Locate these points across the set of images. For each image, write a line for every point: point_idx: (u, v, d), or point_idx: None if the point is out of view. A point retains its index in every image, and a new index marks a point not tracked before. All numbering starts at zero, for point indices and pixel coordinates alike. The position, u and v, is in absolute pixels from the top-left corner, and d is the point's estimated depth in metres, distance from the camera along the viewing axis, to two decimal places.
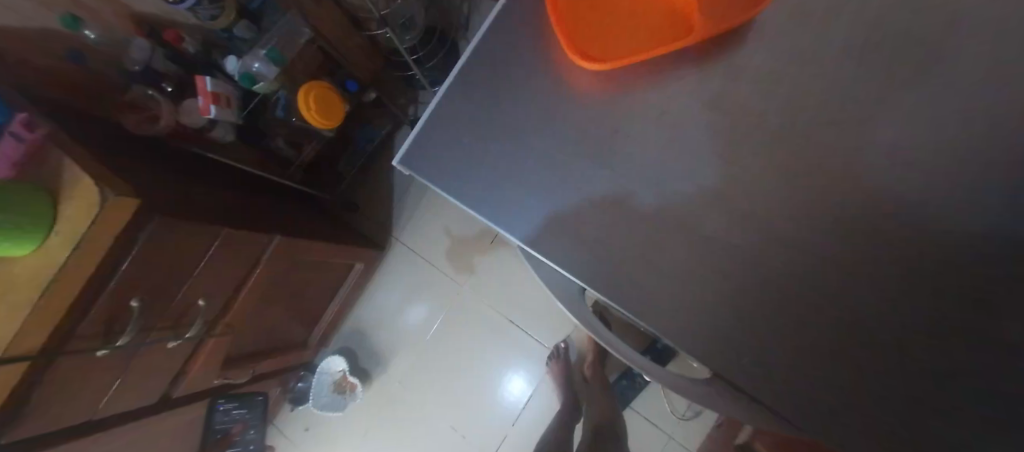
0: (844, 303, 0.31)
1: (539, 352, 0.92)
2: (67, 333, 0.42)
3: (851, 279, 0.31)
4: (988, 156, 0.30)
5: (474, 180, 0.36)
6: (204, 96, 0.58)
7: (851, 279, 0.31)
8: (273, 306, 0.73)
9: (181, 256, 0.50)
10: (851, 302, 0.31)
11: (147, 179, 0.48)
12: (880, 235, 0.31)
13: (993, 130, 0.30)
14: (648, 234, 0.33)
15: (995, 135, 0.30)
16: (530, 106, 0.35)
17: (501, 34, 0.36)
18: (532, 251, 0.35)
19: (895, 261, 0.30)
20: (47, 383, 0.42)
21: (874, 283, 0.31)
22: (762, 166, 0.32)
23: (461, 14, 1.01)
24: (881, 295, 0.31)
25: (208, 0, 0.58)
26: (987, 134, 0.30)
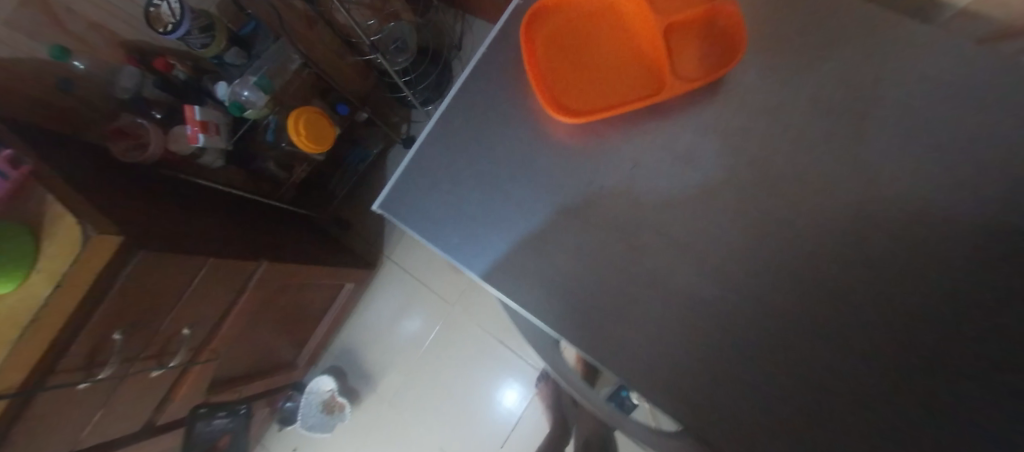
0: (837, 360, 0.28)
1: (529, 372, 0.92)
2: (49, 369, 0.42)
3: (847, 335, 0.28)
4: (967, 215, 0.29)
5: (449, 228, 0.36)
6: (192, 125, 0.58)
7: (845, 334, 0.28)
8: (259, 330, 0.73)
9: (163, 288, 0.50)
10: (849, 360, 0.28)
11: (131, 211, 0.49)
12: (871, 288, 0.29)
13: (970, 188, 0.29)
14: (617, 287, 0.33)
15: (975, 194, 0.29)
16: (506, 156, 0.36)
17: (476, 85, 0.37)
18: (507, 301, 0.35)
19: (904, 315, 0.27)
20: (28, 419, 0.42)
21: (897, 341, 0.26)
22: (730, 220, 0.32)
23: (455, 35, 1.02)
24: (885, 354, 0.27)
25: (199, 30, 0.59)
26: (963, 193, 0.30)
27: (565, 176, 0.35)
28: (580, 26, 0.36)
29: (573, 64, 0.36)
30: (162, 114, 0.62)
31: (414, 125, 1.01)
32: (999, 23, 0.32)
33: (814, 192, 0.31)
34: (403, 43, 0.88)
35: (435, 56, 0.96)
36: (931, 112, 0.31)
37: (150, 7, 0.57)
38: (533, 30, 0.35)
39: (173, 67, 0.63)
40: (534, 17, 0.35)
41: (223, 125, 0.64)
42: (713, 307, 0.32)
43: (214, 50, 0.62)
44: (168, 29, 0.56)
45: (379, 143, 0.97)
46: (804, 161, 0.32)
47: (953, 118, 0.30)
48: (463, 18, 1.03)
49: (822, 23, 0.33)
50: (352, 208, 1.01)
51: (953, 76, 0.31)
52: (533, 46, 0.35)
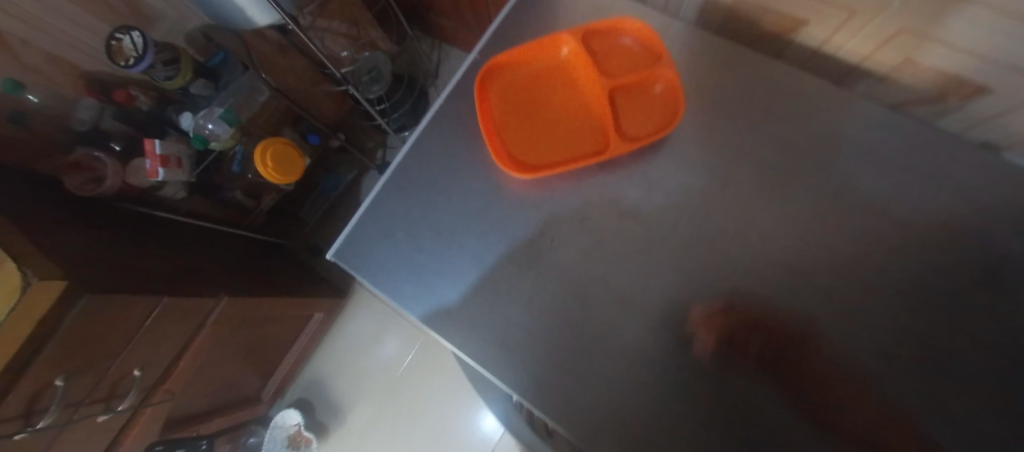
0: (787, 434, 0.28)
1: None
2: None
3: (793, 405, 0.29)
4: (898, 272, 0.30)
5: (401, 280, 0.36)
6: (152, 159, 0.57)
7: (792, 404, 0.29)
8: (219, 367, 0.70)
9: (113, 330, 0.48)
10: (798, 434, 0.28)
11: (81, 251, 0.47)
12: (815, 358, 0.29)
13: (898, 247, 0.31)
14: (567, 341, 0.33)
15: (902, 252, 0.31)
16: (460, 207, 0.36)
17: (432, 136, 0.37)
18: (461, 355, 0.35)
19: (831, 384, 0.29)
20: None
21: (821, 413, 0.28)
22: (674, 274, 0.33)
23: (431, 63, 1.06)
24: (833, 428, 0.27)
25: (163, 62, 0.59)
26: (893, 251, 0.31)
27: (517, 228, 0.36)
28: (530, 84, 0.38)
29: (523, 121, 0.37)
30: (121, 147, 0.61)
31: (389, 151, 1.04)
32: (913, 91, 0.35)
33: (753, 248, 0.33)
34: (378, 72, 0.90)
35: (412, 82, 1.00)
36: (857, 173, 0.33)
37: (112, 40, 0.56)
38: (484, 89, 0.37)
39: (135, 98, 0.64)
40: (485, 76, 0.37)
41: (186, 158, 0.64)
42: (661, 361, 0.32)
43: (179, 82, 0.62)
44: (129, 63, 0.55)
45: (353, 169, 1.01)
46: (743, 218, 0.33)
47: (878, 178, 0.32)
48: (439, 46, 1.08)
49: (753, 87, 0.35)
50: (325, 231, 1.02)
51: (875, 138, 0.33)
52: (483, 104, 0.37)
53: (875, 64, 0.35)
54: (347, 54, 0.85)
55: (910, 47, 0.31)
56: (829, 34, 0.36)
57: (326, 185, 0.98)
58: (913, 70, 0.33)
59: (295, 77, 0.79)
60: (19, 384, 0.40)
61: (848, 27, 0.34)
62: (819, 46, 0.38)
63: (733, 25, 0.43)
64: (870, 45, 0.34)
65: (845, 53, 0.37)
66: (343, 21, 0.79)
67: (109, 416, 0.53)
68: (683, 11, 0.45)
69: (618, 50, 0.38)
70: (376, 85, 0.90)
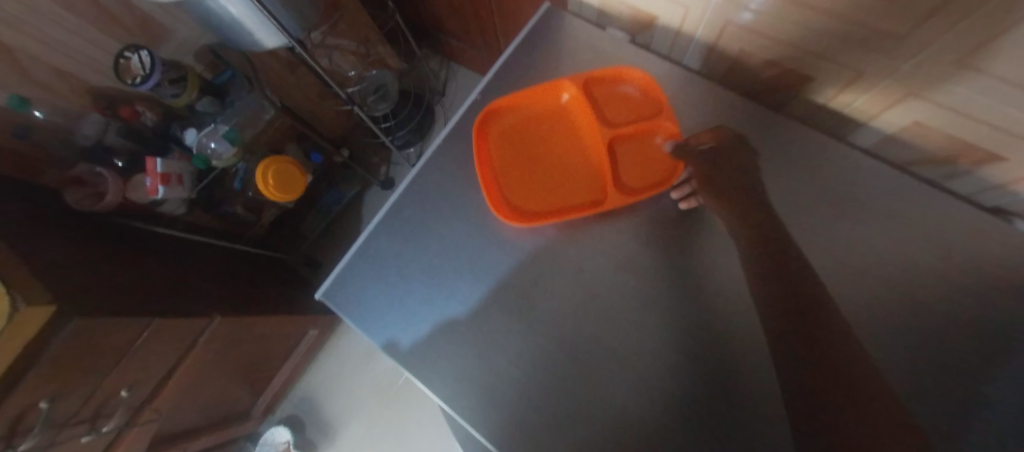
0: None
1: None
2: None
3: None
4: None
5: (389, 324, 0.36)
6: (153, 178, 0.57)
7: None
8: (210, 385, 0.69)
9: (102, 350, 0.47)
10: None
11: (74, 273, 0.46)
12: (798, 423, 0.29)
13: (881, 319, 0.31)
14: (556, 396, 0.32)
15: None
16: (453, 251, 0.36)
17: (427, 176, 0.37)
18: (447, 406, 0.34)
19: None
20: None
21: None
22: (666, 334, 0.33)
23: (438, 81, 1.07)
24: None
25: (171, 81, 0.60)
26: None
27: (510, 275, 0.35)
28: (529, 129, 0.39)
29: (521, 166, 0.38)
30: (124, 163, 0.61)
31: (393, 166, 1.04)
32: (920, 152, 0.35)
33: (747, 310, 0.32)
34: (385, 91, 0.92)
35: (419, 99, 1.01)
36: None
37: (121, 58, 0.57)
38: (483, 133, 0.38)
39: (141, 114, 0.64)
40: (484, 121, 0.38)
41: (187, 175, 0.64)
42: (651, 424, 0.31)
43: (185, 100, 0.62)
44: (137, 81, 0.56)
45: (354, 185, 1.01)
46: (737, 278, 0.33)
47: None
48: (447, 64, 1.08)
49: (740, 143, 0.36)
50: (325, 245, 1.03)
51: None
52: (482, 148, 0.38)
53: (882, 124, 0.35)
54: (354, 73, 0.87)
55: (920, 112, 0.31)
56: (838, 90, 0.35)
57: (328, 200, 0.98)
58: (920, 133, 0.33)
59: (301, 93, 0.81)
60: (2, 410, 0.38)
61: (853, 86, 0.33)
62: (824, 102, 0.38)
63: (737, 73, 0.42)
64: (876, 106, 0.33)
65: (851, 111, 0.36)
66: (352, 40, 0.80)
67: (94, 438, 0.51)
68: (688, 56, 0.45)
69: (617, 99, 0.39)
70: (382, 104, 0.92)
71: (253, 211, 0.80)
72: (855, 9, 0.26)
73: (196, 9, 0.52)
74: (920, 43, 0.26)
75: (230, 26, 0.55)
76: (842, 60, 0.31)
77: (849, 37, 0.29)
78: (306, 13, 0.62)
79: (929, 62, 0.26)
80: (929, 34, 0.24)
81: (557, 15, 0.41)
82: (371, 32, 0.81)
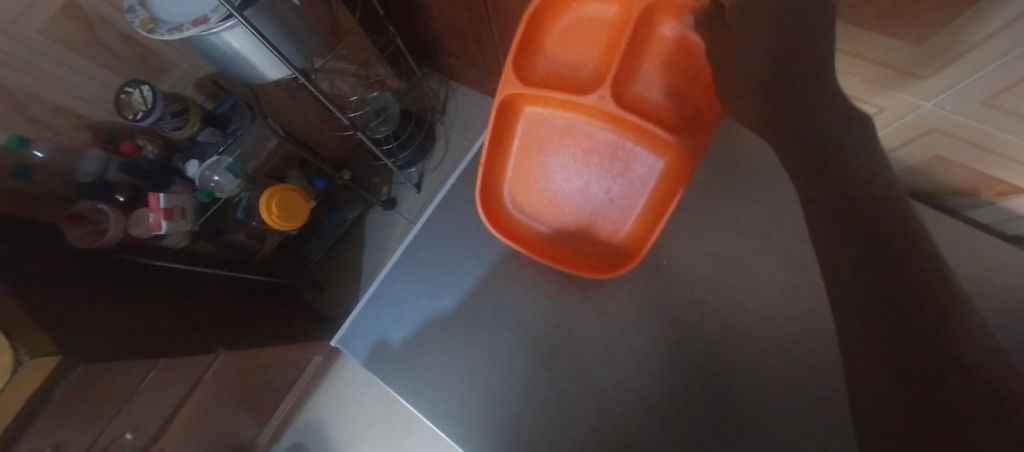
0: None
1: None
2: None
3: None
4: None
5: (401, 357, 0.43)
6: (156, 213, 0.57)
7: None
8: (217, 419, 0.67)
9: (105, 396, 0.45)
10: None
11: (78, 316, 0.45)
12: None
13: None
14: (553, 424, 0.37)
15: None
16: (457, 292, 0.43)
17: (430, 231, 0.45)
18: (452, 432, 0.39)
19: None
20: None
21: None
22: (650, 368, 0.37)
23: (439, 99, 1.07)
24: None
25: (172, 113, 0.59)
26: None
27: (511, 315, 0.41)
28: (539, 142, 0.43)
29: (560, 172, 0.43)
30: (125, 197, 0.61)
31: (395, 186, 1.03)
32: (940, 183, 0.35)
33: (739, 345, 0.35)
34: (387, 113, 0.92)
35: (420, 120, 1.02)
36: None
37: (121, 94, 0.57)
38: (499, 201, 0.44)
39: (142, 148, 0.63)
40: (484, 193, 0.44)
41: (190, 207, 0.63)
42: None
43: (186, 133, 0.62)
44: (137, 117, 0.55)
45: (357, 207, 1.01)
46: (727, 314, 0.36)
47: None
48: (447, 83, 1.07)
49: (724, 190, 0.39)
50: (328, 268, 1.02)
51: None
52: (516, 210, 0.45)
53: (899, 155, 0.35)
54: (355, 97, 0.86)
55: (936, 144, 0.31)
56: None
57: (330, 224, 0.98)
58: (942, 165, 0.32)
59: (303, 118, 0.80)
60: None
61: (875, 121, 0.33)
62: None
63: None
64: (898, 139, 0.33)
65: None
66: (353, 63, 0.80)
67: None
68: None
69: (580, 50, 0.40)
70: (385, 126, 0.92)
71: (257, 239, 0.80)
72: (880, 48, 0.26)
73: (199, 45, 0.52)
74: (943, 85, 0.25)
75: (233, 59, 0.54)
76: (860, 94, 0.31)
77: (869, 75, 0.29)
78: (309, 43, 0.61)
79: (954, 102, 0.26)
80: (953, 76, 0.24)
81: None
82: (373, 55, 0.81)
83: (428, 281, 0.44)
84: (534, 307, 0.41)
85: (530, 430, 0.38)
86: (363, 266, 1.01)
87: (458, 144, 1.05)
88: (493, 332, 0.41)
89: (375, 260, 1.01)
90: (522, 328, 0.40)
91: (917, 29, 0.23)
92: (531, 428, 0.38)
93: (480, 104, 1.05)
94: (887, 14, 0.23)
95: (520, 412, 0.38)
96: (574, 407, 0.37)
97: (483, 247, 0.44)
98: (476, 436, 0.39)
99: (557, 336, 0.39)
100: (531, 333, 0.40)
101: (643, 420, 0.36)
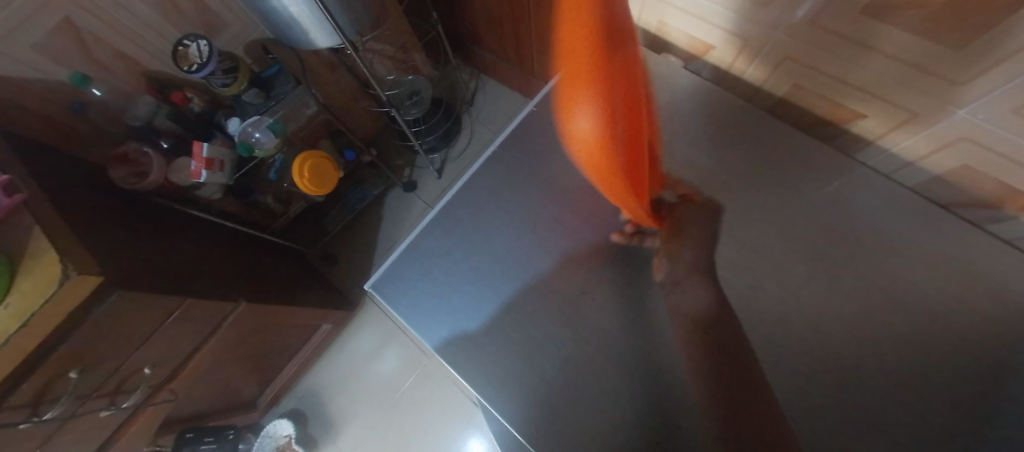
0: None
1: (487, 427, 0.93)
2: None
3: None
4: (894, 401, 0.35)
5: (420, 313, 0.45)
6: (198, 161, 0.60)
7: None
8: (230, 369, 0.69)
9: (134, 327, 0.46)
10: None
11: (121, 247, 0.47)
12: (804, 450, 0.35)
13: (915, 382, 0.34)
14: (566, 390, 0.39)
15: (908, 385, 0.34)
16: (485, 255, 0.46)
17: (463, 199, 0.48)
18: (465, 383, 0.42)
19: None
20: None
21: None
22: (661, 343, 0.39)
23: (469, 89, 1.10)
24: None
25: (224, 71, 0.62)
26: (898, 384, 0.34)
27: (535, 283, 0.43)
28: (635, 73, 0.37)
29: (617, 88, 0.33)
30: (168, 144, 0.65)
31: (416, 170, 1.06)
32: (964, 194, 0.36)
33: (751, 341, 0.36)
34: (419, 97, 0.94)
35: (450, 108, 1.04)
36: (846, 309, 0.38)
37: (179, 46, 0.59)
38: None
39: (190, 100, 0.67)
40: None
41: (228, 162, 0.67)
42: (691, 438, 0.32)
43: (234, 90, 0.65)
44: (193, 69, 0.58)
45: (380, 185, 1.03)
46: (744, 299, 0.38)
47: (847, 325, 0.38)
48: (478, 75, 1.11)
49: None
50: (343, 241, 1.04)
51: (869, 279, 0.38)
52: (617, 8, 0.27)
53: (927, 164, 0.37)
54: (391, 77, 0.90)
55: (966, 154, 0.32)
56: (884, 129, 0.38)
57: (352, 199, 1.00)
58: (970, 176, 0.34)
59: (340, 92, 0.84)
60: (31, 376, 0.38)
61: (907, 127, 0.35)
62: (874, 139, 0.40)
63: (789, 105, 0.45)
64: (928, 147, 0.35)
65: (900, 150, 0.38)
66: (391, 45, 0.83)
67: (113, 412, 0.51)
68: (744, 79, 0.47)
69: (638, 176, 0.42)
70: (416, 108, 0.94)
71: (283, 203, 0.83)
72: (923, 55, 0.28)
73: (260, 7, 0.55)
74: (973, 93, 0.27)
75: (289, 24, 0.57)
76: (899, 101, 0.33)
77: (911, 82, 0.31)
78: (360, 17, 0.64)
79: (985, 110, 0.28)
80: (987, 84, 0.26)
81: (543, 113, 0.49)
82: (412, 39, 0.84)
83: (461, 242, 0.47)
84: (565, 278, 0.43)
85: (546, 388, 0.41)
86: (378, 242, 1.04)
87: (482, 134, 1.07)
88: (521, 299, 0.43)
89: (391, 238, 1.03)
90: (545, 293, 0.43)
91: (959, 35, 0.24)
92: (543, 388, 0.40)
93: (508, 99, 1.08)
94: (931, 20, 0.25)
95: (538, 374, 0.41)
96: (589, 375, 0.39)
97: (517, 216, 0.47)
98: (491, 389, 0.41)
99: (581, 301, 0.42)
100: (555, 301, 0.42)
101: (653, 393, 0.38)
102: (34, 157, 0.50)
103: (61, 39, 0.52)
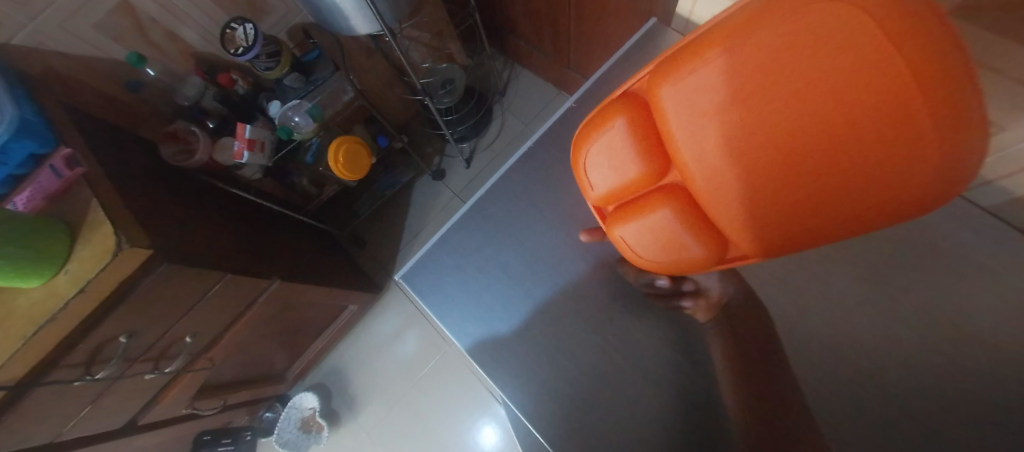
0: None
1: (501, 415, 0.95)
2: (56, 360, 0.41)
3: None
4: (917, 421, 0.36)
5: (448, 304, 0.46)
6: (241, 142, 0.63)
7: None
8: (264, 342, 0.73)
9: (178, 301, 0.48)
10: None
11: (170, 223, 0.49)
12: None
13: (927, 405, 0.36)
14: (590, 393, 0.40)
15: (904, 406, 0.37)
16: (517, 252, 0.45)
17: (498, 193, 0.47)
18: (490, 380, 0.42)
19: None
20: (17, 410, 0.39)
21: None
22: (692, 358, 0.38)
23: (502, 78, 1.09)
24: None
25: (268, 54, 0.64)
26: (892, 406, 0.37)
27: (566, 285, 0.43)
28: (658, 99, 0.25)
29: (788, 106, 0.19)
30: (214, 125, 0.68)
31: (445, 159, 1.06)
32: None
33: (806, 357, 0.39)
34: (452, 86, 0.94)
35: (481, 98, 1.04)
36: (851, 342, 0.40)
37: (226, 29, 0.61)
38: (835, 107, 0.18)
39: (235, 82, 0.69)
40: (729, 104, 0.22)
41: (269, 144, 0.70)
42: None
43: (277, 73, 0.67)
44: (239, 52, 0.59)
45: (409, 172, 1.05)
46: None
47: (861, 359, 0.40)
48: (512, 66, 1.09)
49: None
50: (372, 226, 1.07)
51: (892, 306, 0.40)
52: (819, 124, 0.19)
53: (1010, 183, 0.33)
54: (426, 65, 0.90)
55: None
56: None
57: (382, 185, 1.02)
58: None
59: (375, 77, 0.85)
60: (84, 341, 0.41)
61: (989, 142, 0.32)
62: None
63: None
64: (1010, 167, 0.33)
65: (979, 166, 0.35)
66: (427, 32, 0.82)
67: (157, 375, 0.54)
68: None
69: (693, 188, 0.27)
70: (449, 98, 0.94)
71: (316, 186, 0.86)
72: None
73: None
74: None
75: (331, 10, 0.57)
76: (982, 113, 0.30)
77: (1002, 94, 0.27)
78: (399, 4, 0.64)
79: None
80: None
81: (581, 111, 0.48)
82: (448, 28, 0.83)
83: (494, 237, 0.46)
84: (596, 283, 0.42)
85: (571, 393, 0.40)
86: (405, 228, 1.05)
87: (512, 125, 1.06)
88: (547, 299, 0.43)
89: (418, 224, 1.05)
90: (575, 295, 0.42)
91: None
92: (567, 389, 0.41)
93: (541, 90, 1.07)
94: None
95: (563, 375, 0.41)
96: (614, 380, 0.40)
97: (549, 215, 0.46)
98: (516, 387, 0.42)
99: (611, 309, 0.41)
100: (585, 306, 0.42)
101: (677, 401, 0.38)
102: (94, 131, 0.54)
103: (119, 20, 0.55)
